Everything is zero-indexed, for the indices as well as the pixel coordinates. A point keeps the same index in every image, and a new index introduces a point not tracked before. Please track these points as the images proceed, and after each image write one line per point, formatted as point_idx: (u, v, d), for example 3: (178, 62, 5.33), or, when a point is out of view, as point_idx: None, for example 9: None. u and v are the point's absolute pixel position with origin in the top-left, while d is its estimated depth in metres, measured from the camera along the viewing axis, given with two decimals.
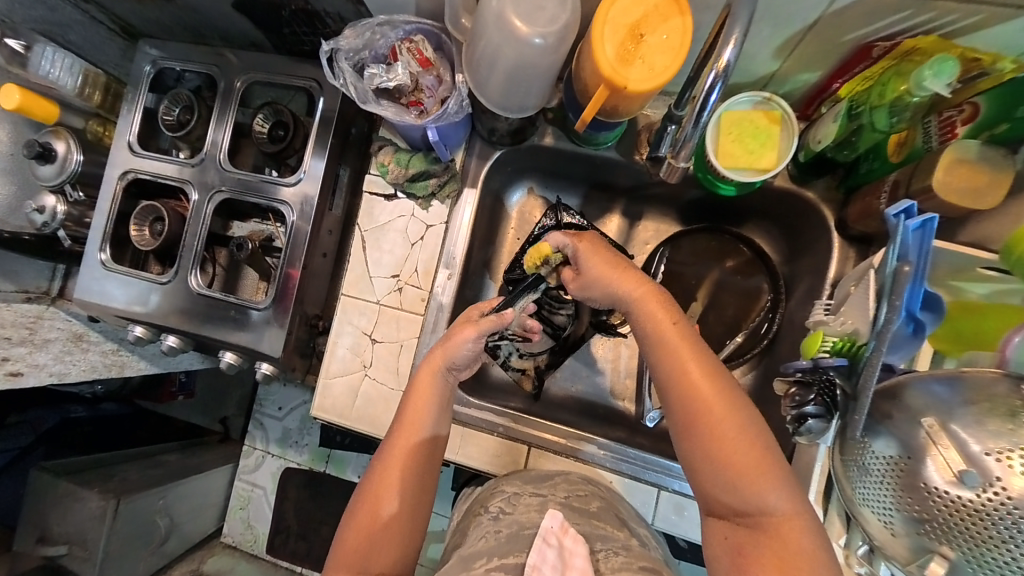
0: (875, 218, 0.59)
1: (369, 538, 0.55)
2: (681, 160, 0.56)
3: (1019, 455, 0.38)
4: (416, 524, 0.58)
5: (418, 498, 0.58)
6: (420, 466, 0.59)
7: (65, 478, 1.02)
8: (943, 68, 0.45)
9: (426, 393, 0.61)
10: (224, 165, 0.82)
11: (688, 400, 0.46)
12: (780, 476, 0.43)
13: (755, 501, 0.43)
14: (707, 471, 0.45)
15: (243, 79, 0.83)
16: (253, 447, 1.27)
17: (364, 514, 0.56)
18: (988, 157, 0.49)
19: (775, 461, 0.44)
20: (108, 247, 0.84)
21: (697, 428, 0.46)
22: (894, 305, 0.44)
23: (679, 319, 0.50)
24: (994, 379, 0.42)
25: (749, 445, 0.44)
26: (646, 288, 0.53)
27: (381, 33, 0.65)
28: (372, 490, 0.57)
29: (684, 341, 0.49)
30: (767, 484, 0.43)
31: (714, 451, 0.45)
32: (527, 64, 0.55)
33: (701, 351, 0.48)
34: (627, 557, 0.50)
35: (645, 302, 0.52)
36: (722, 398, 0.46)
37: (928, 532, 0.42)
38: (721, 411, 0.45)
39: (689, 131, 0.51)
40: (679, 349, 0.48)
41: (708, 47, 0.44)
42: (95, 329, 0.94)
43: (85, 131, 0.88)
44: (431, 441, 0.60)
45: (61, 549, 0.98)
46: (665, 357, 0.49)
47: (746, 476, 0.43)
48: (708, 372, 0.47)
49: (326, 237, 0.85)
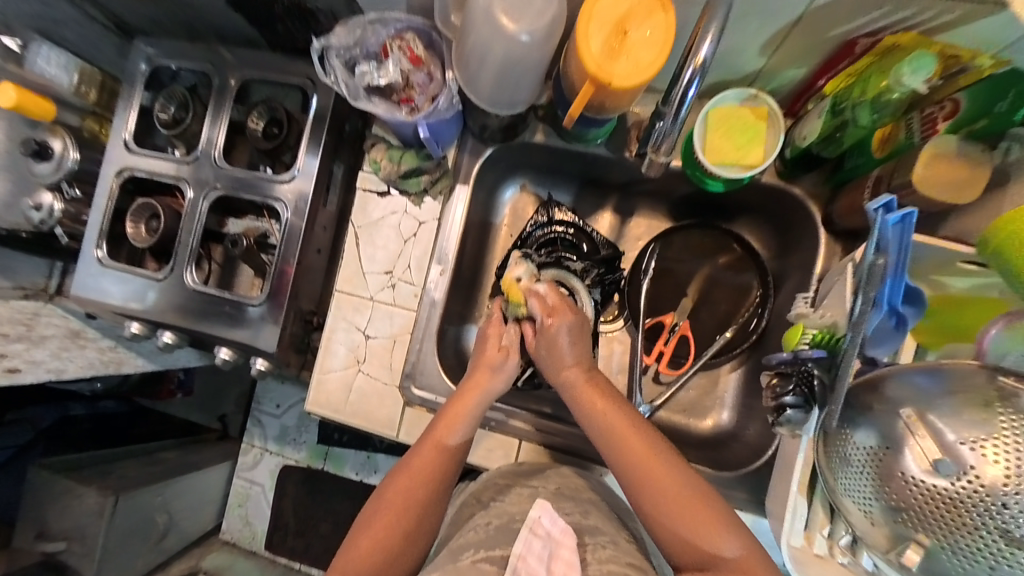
0: (860, 212, 0.60)
1: (383, 546, 0.55)
2: (662, 154, 0.57)
3: (993, 443, 0.39)
4: (425, 536, 0.58)
5: (432, 506, 0.59)
6: (442, 477, 0.60)
7: (64, 474, 1.02)
8: (921, 63, 0.46)
9: (461, 410, 0.63)
10: (219, 162, 0.82)
11: (638, 474, 0.53)
12: (729, 524, 0.50)
13: (709, 548, 0.50)
14: (672, 532, 0.51)
15: (238, 76, 0.84)
16: (252, 444, 1.27)
17: (379, 520, 0.56)
18: (965, 151, 0.50)
19: (722, 512, 0.51)
20: (104, 244, 0.85)
21: (650, 498, 0.53)
22: (870, 296, 0.46)
23: (623, 409, 0.58)
24: (972, 370, 0.43)
25: (694, 502, 0.51)
26: (584, 383, 0.62)
27: (373, 30, 0.66)
28: (392, 498, 0.58)
29: (622, 422, 0.57)
30: (719, 533, 0.50)
31: (664, 514, 0.51)
32: (516, 60, 0.56)
33: (637, 427, 0.56)
34: (615, 551, 0.51)
35: (584, 395, 0.61)
36: (664, 465, 0.53)
37: (906, 521, 0.43)
38: (668, 479, 0.53)
39: (669, 124, 0.53)
40: (621, 431, 0.56)
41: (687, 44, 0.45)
42: (92, 326, 0.97)
43: (82, 129, 0.89)
44: (456, 456, 0.62)
45: (60, 545, 0.99)
46: (611, 440, 0.56)
47: (699, 529, 0.50)
48: (638, 435, 0.55)
49: (320, 233, 0.86)
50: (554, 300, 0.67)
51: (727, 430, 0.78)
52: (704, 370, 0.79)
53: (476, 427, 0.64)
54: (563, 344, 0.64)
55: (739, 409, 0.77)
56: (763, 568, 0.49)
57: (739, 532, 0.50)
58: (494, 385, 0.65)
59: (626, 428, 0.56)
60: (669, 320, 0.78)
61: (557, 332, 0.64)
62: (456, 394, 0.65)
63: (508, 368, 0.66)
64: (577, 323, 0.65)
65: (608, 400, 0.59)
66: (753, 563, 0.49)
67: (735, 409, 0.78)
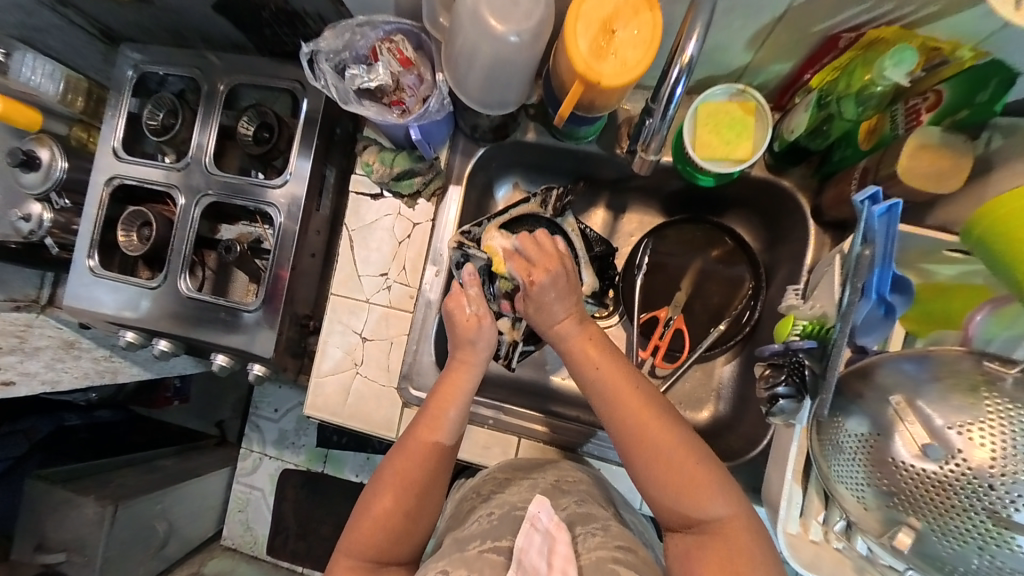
0: (848, 203, 0.61)
1: (386, 525, 0.56)
2: (651, 152, 0.57)
3: (980, 427, 0.40)
4: (425, 516, 0.58)
5: (433, 485, 0.59)
6: (438, 462, 0.60)
7: (61, 485, 1.01)
8: (903, 57, 0.46)
9: (456, 386, 0.64)
10: (210, 168, 0.82)
11: (633, 426, 0.52)
12: (721, 486, 0.49)
13: (698, 511, 0.49)
14: (656, 488, 0.51)
15: (227, 81, 0.83)
16: (250, 449, 1.27)
17: (380, 503, 0.56)
18: (950, 142, 0.51)
19: (719, 479, 0.49)
20: (96, 253, 0.84)
21: (645, 456, 0.51)
22: (858, 287, 0.47)
23: (613, 363, 0.57)
24: (957, 356, 0.44)
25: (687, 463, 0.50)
26: (580, 333, 0.60)
27: (361, 33, 0.66)
28: (392, 480, 0.57)
29: (615, 374, 0.56)
30: (709, 493, 0.49)
31: (657, 464, 0.51)
32: (505, 61, 0.56)
33: (634, 380, 0.55)
34: (604, 536, 0.51)
35: (581, 347, 0.59)
36: (657, 421, 0.52)
37: (898, 505, 0.44)
38: (649, 415, 0.53)
39: (659, 122, 0.53)
40: (611, 380, 0.55)
41: (673, 44, 0.45)
42: (86, 336, 0.94)
43: (69, 138, 0.88)
44: (450, 445, 0.61)
45: (60, 555, 0.98)
46: (605, 393, 0.55)
47: (687, 491, 0.49)
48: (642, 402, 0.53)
49: (314, 236, 0.86)
50: (548, 249, 0.64)
51: (722, 421, 0.78)
52: (700, 362, 0.80)
53: (466, 417, 0.64)
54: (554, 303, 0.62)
55: (736, 400, 0.78)
56: (748, 528, 0.48)
57: (732, 498, 0.49)
58: (479, 361, 0.65)
59: (618, 374, 0.55)
60: (664, 314, 0.79)
61: (542, 293, 0.61)
62: (446, 374, 0.65)
63: (485, 333, 0.66)
64: (565, 275, 0.62)
65: (599, 351, 0.58)
66: (738, 524, 0.48)
67: (731, 400, 0.78)
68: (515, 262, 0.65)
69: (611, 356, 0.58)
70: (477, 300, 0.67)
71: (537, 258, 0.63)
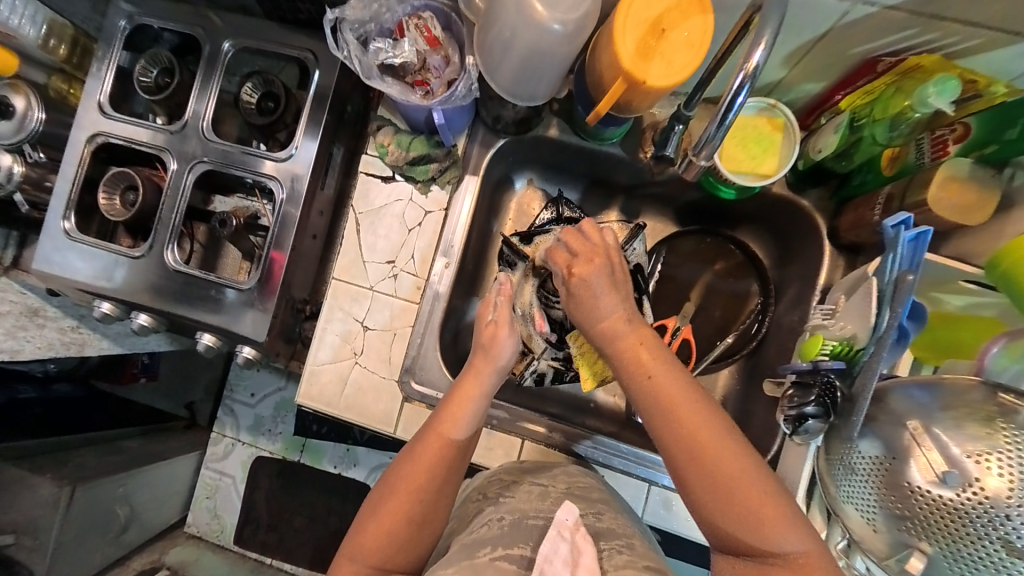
0: (867, 228, 0.62)
1: (391, 532, 0.52)
2: (701, 160, 0.55)
3: (996, 457, 0.41)
4: (432, 527, 0.54)
5: (444, 488, 0.55)
6: (447, 472, 0.55)
7: (12, 463, 0.92)
8: (946, 86, 0.47)
9: (472, 392, 0.59)
10: (207, 135, 0.76)
11: (696, 456, 0.46)
12: (792, 520, 0.44)
13: (765, 548, 0.44)
14: (713, 519, 0.46)
15: (231, 44, 0.78)
16: (223, 435, 1.21)
17: (388, 506, 0.53)
18: (977, 176, 0.53)
19: (785, 506, 0.45)
20: (73, 215, 0.77)
21: (695, 487, 0.46)
22: (895, 312, 0.47)
23: (671, 377, 0.49)
24: (970, 386, 0.45)
25: (756, 496, 0.44)
26: (632, 334, 0.52)
27: (388, 6, 0.62)
28: (400, 484, 0.53)
29: (676, 390, 0.48)
30: (779, 531, 0.44)
31: (720, 501, 0.45)
32: (545, 50, 0.54)
33: (695, 397, 0.48)
34: (631, 556, 0.49)
35: (629, 350, 0.52)
36: (722, 446, 0.46)
37: (909, 529, 0.44)
38: (713, 440, 0.46)
39: (712, 131, 0.51)
40: (668, 395, 0.48)
41: (741, 17, 0.46)
42: (52, 304, 0.86)
43: (47, 88, 0.80)
44: (465, 444, 0.57)
45: (5, 539, 0.88)
46: (658, 410, 0.48)
47: (751, 527, 0.44)
48: (701, 418, 0.47)
49: (316, 218, 0.82)
50: (596, 242, 0.58)
51: None
52: (703, 375, 0.80)
53: (483, 415, 0.60)
54: (602, 296, 0.54)
55: (737, 414, 0.78)
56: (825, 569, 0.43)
57: (803, 534, 0.44)
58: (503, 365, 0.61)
59: (677, 389, 0.48)
60: (672, 323, 0.78)
61: (586, 285, 0.55)
62: (461, 377, 0.60)
63: (501, 345, 0.62)
64: (612, 270, 0.56)
65: (656, 352, 0.51)
66: (813, 562, 0.43)
67: (733, 415, 0.79)
68: (556, 254, 0.59)
69: (670, 364, 0.50)
70: (501, 308, 0.65)
71: (584, 252, 0.57)
